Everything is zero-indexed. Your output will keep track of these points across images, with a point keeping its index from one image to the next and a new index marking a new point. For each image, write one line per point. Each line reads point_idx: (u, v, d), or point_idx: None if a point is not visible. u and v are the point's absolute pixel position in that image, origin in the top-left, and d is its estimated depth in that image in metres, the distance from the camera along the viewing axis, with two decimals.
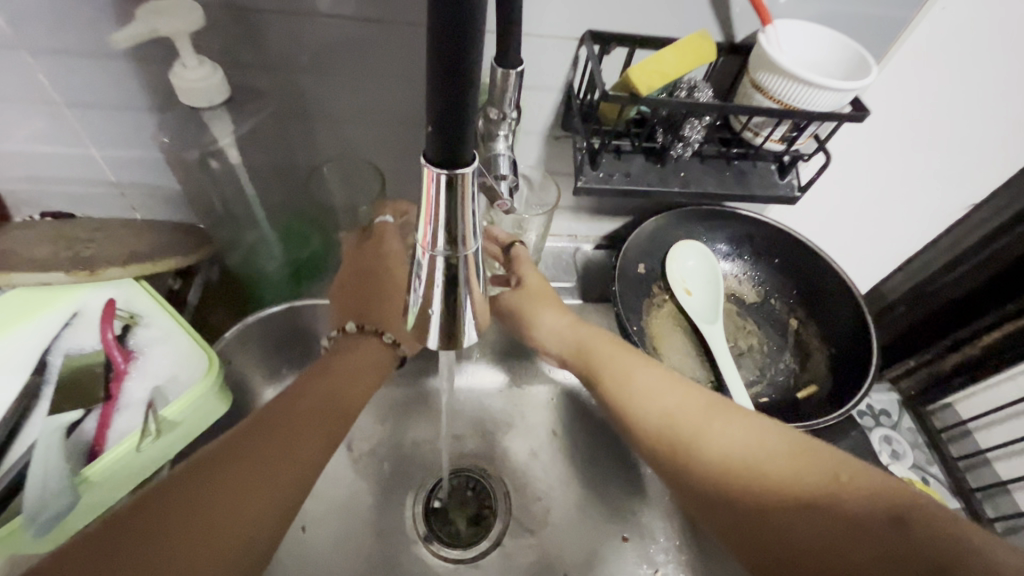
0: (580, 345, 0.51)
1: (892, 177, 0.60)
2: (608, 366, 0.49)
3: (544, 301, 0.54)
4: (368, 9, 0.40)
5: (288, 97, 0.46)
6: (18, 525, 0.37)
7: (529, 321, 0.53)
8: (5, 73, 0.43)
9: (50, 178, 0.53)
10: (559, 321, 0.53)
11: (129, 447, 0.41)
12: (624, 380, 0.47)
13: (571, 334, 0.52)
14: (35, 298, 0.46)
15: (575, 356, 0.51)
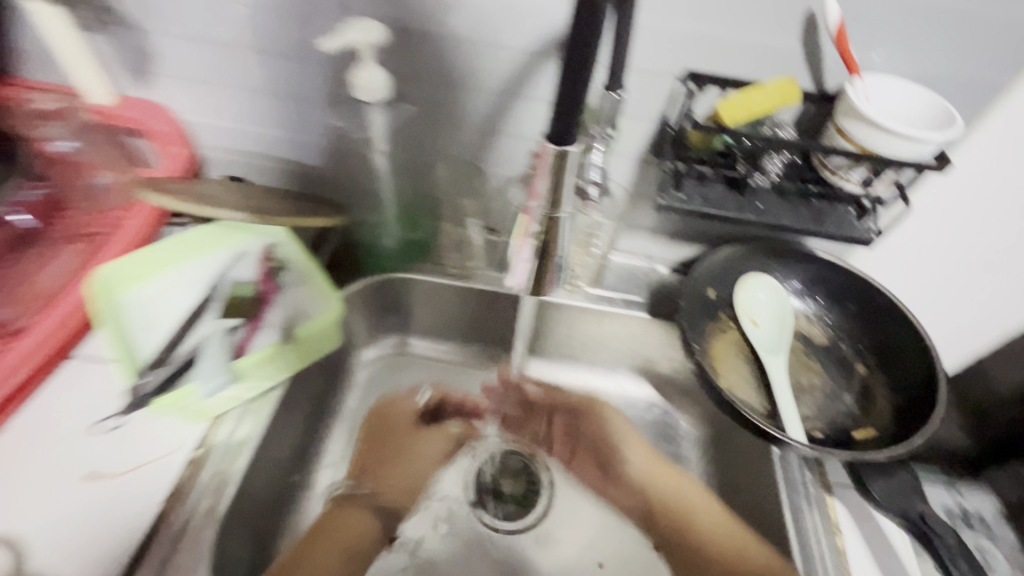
0: (670, 486, 0.61)
1: (983, 242, 0.60)
2: (688, 505, 0.59)
3: (620, 431, 0.66)
4: (504, 37, 0.50)
5: (428, 103, 0.57)
6: (190, 394, 0.51)
7: (609, 446, 0.66)
8: (234, 66, 0.58)
9: (237, 149, 0.67)
10: (638, 457, 0.65)
11: (271, 349, 0.55)
12: (712, 523, 0.57)
13: (658, 467, 0.63)
14: (210, 235, 0.55)
15: (660, 483, 0.62)
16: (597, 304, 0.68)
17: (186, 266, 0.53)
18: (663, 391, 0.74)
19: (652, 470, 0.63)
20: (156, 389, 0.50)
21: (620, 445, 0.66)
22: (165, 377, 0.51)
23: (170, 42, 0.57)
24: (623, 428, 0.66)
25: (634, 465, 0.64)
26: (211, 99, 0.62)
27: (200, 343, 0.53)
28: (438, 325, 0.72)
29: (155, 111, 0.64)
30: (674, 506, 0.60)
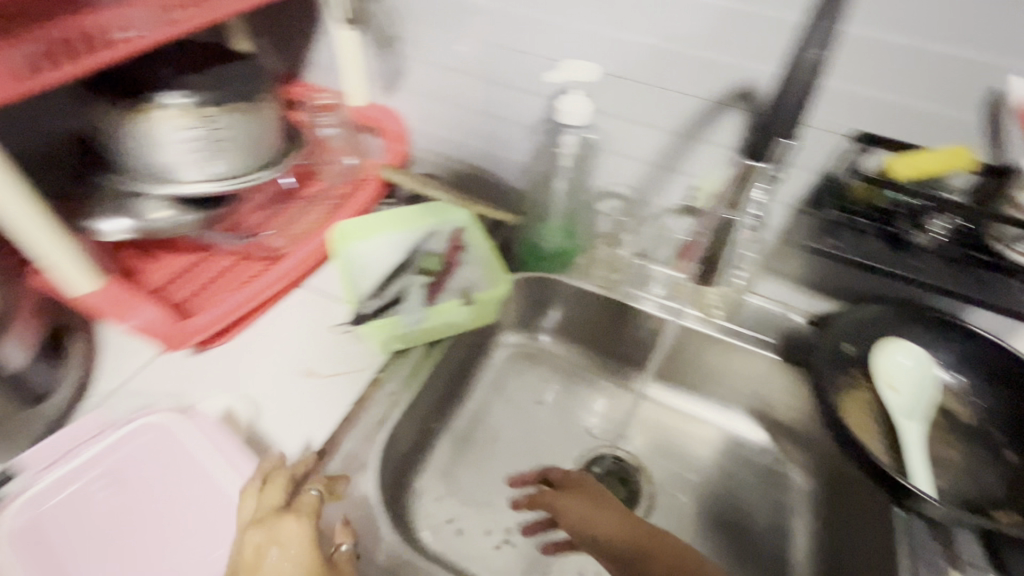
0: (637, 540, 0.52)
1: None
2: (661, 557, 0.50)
3: (605, 507, 0.56)
4: (689, 86, 0.60)
5: (610, 134, 0.68)
6: (396, 324, 0.63)
7: (587, 521, 0.56)
8: (462, 87, 0.74)
9: (443, 153, 0.84)
10: (608, 531, 0.54)
11: (455, 305, 0.65)
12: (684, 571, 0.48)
13: (626, 522, 0.54)
14: (413, 213, 0.72)
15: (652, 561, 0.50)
16: (726, 337, 0.72)
17: (388, 231, 0.70)
18: (777, 438, 0.74)
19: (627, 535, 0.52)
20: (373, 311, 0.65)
21: (595, 522, 0.55)
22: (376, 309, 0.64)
23: (421, 65, 0.75)
24: (589, 509, 0.57)
25: (626, 548, 0.52)
26: (437, 112, 0.80)
27: (404, 289, 0.66)
28: (572, 326, 0.80)
29: (391, 114, 0.82)
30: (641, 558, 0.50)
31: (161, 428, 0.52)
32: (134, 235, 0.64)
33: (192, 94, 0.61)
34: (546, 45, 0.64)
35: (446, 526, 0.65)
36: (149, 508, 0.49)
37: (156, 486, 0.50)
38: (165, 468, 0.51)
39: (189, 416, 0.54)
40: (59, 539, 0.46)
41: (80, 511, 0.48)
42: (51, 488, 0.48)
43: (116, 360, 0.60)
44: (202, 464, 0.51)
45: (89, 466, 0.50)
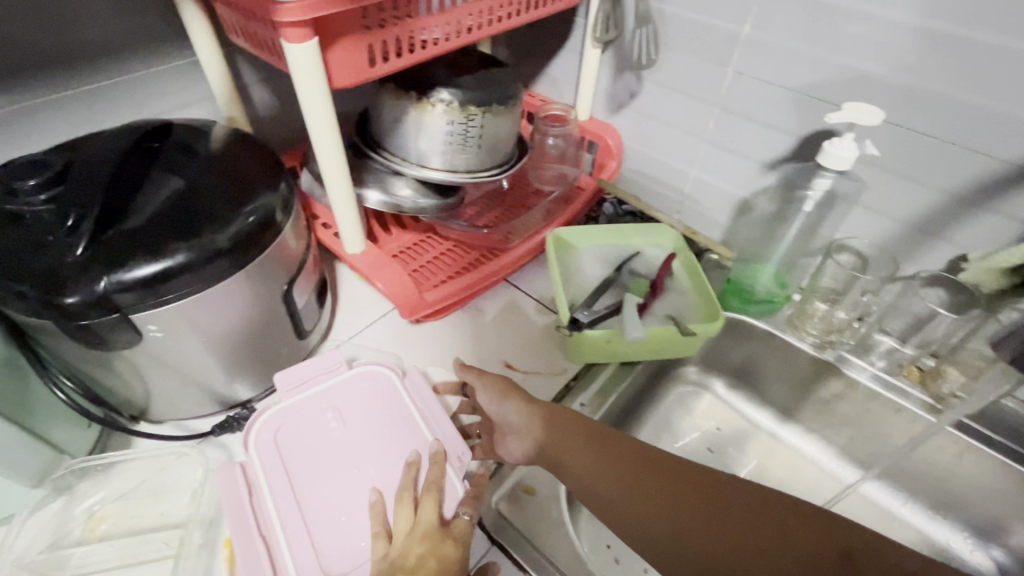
0: (556, 414, 0.52)
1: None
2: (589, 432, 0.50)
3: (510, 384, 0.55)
4: (993, 146, 0.53)
5: (862, 183, 0.62)
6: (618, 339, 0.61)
7: (499, 402, 0.54)
8: (694, 114, 0.74)
9: (651, 175, 0.84)
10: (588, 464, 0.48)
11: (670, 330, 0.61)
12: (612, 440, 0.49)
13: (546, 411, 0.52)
14: (624, 232, 0.73)
15: (552, 426, 0.51)
16: (965, 435, 0.61)
17: (597, 243, 0.73)
18: (1006, 566, 0.62)
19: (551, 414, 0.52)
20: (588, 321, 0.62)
21: (506, 398, 0.54)
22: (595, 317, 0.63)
23: (656, 88, 0.76)
24: (501, 391, 0.55)
25: (549, 428, 0.51)
26: (657, 135, 0.80)
27: (617, 304, 0.66)
28: (761, 381, 0.74)
29: (611, 131, 0.84)
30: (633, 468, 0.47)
31: (383, 378, 0.59)
32: (381, 208, 0.72)
33: (459, 92, 0.67)
34: (810, 83, 0.61)
35: (605, 550, 0.64)
36: (367, 448, 0.54)
37: (375, 431, 0.55)
38: (382, 417, 0.56)
39: (405, 376, 0.60)
40: (291, 462, 0.52)
41: (313, 435, 0.55)
42: (293, 407, 0.56)
43: (353, 316, 0.69)
44: (413, 423, 0.56)
45: (322, 397, 0.57)
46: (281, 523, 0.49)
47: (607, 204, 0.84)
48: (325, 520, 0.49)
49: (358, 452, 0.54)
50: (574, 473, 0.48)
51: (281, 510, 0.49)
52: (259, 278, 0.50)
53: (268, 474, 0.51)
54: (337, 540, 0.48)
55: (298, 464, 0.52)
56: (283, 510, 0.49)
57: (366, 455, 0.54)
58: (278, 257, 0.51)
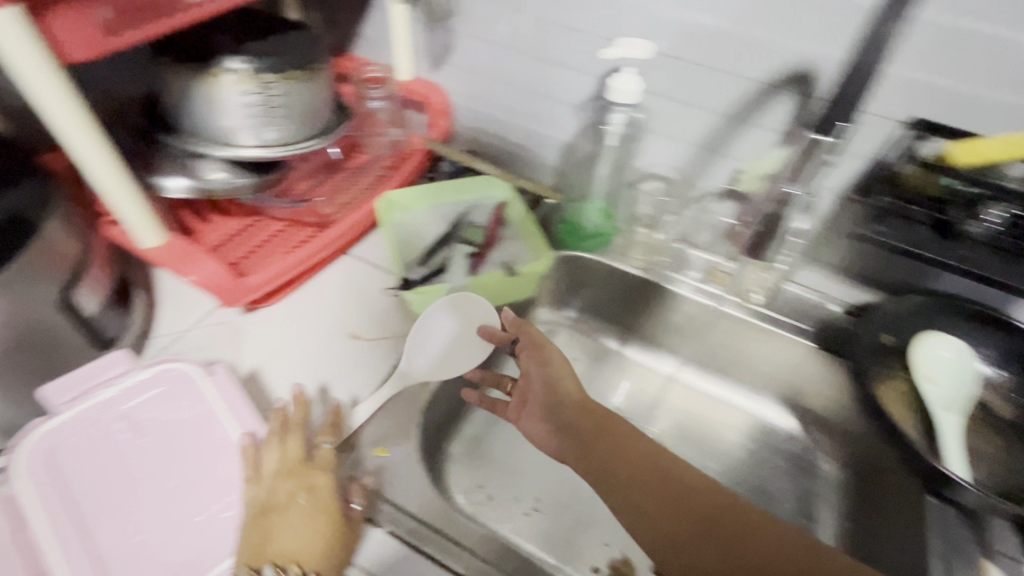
0: (602, 413, 0.54)
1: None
2: (625, 434, 0.53)
3: (565, 367, 0.58)
4: (745, 68, 0.60)
5: (657, 114, 0.68)
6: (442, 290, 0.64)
7: (550, 377, 0.57)
8: (507, 64, 0.75)
9: (484, 130, 0.85)
10: (623, 468, 0.50)
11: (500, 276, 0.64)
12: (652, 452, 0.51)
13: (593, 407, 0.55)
14: (458, 185, 0.75)
15: (590, 419, 0.54)
16: (761, 322, 0.71)
17: (429, 206, 0.73)
18: (805, 423, 0.75)
19: (596, 410, 0.55)
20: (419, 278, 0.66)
21: (561, 380, 0.57)
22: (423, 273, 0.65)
23: (468, 41, 0.76)
24: (556, 369, 0.58)
25: (589, 421, 0.54)
26: (479, 88, 0.81)
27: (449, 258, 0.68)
28: (603, 308, 0.81)
29: (436, 90, 0.84)
30: (665, 482, 0.49)
31: (182, 377, 0.53)
32: (191, 194, 0.66)
33: (252, 59, 0.62)
34: (596, 22, 0.65)
35: (477, 491, 0.68)
36: (170, 455, 0.50)
37: (176, 436, 0.51)
38: (187, 419, 0.51)
39: (210, 373, 0.54)
40: (75, 486, 0.47)
41: (101, 451, 0.49)
42: (73, 424, 0.49)
43: (176, 315, 0.64)
44: (220, 421, 0.51)
45: (110, 406, 0.51)
46: (60, 551, 0.44)
47: (444, 163, 0.81)
48: (119, 541, 0.45)
49: (158, 462, 0.49)
50: (605, 461, 0.51)
51: (59, 537, 0.44)
52: (28, 289, 0.48)
53: (44, 502, 0.45)
54: (132, 559, 0.45)
55: (83, 484, 0.47)
56: (62, 539, 0.44)
57: (170, 462, 0.49)
58: (50, 265, 0.49)
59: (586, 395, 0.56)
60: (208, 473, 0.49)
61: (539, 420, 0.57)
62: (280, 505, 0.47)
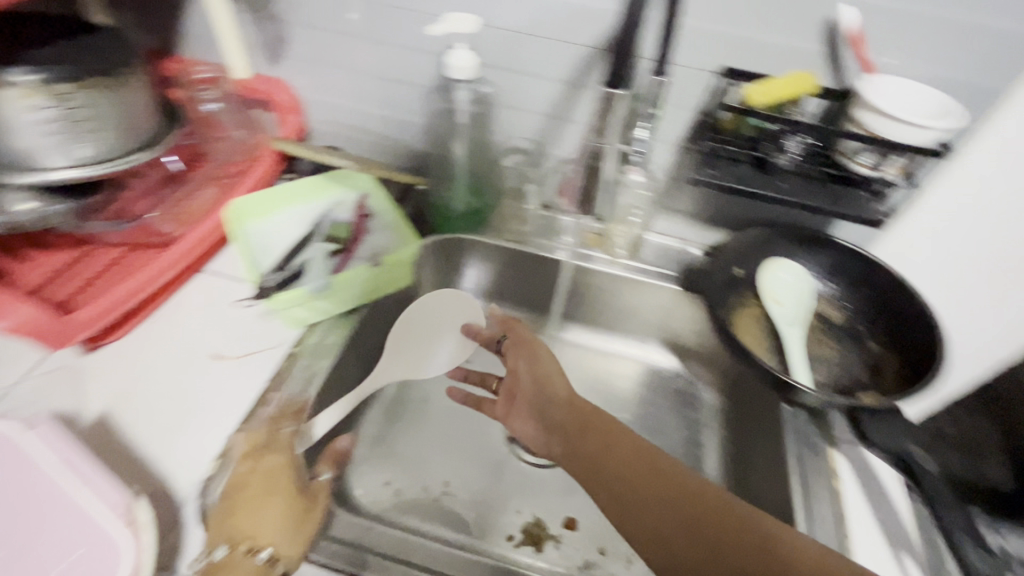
0: (593, 409, 0.54)
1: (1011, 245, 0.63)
2: (613, 430, 0.52)
3: (555, 368, 0.59)
4: (572, 35, 0.62)
5: (504, 88, 0.69)
6: (301, 293, 0.64)
7: (539, 379, 0.59)
8: (348, 52, 0.72)
9: (340, 123, 0.82)
10: (604, 454, 0.50)
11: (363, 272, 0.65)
12: (639, 444, 0.50)
13: (581, 404, 0.55)
14: (315, 184, 0.71)
15: (579, 413, 0.54)
16: (632, 275, 0.76)
17: (286, 208, 0.68)
18: (686, 360, 0.81)
19: (584, 406, 0.55)
20: (276, 284, 0.64)
21: (551, 380, 0.58)
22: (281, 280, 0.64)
23: (302, 30, 0.72)
24: (549, 369, 0.60)
25: (571, 415, 0.54)
26: (326, 80, 0.77)
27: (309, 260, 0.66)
28: (491, 284, 0.82)
29: (281, 86, 0.79)
30: (635, 471, 0.48)
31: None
32: None
33: (39, 70, 0.54)
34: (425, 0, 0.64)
35: (384, 489, 0.67)
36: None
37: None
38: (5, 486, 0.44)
39: (31, 427, 0.46)
40: None
41: None
42: None
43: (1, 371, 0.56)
44: (47, 480, 0.45)
45: None
46: None
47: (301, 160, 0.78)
48: None
49: None
50: (584, 452, 0.51)
51: None
52: None
53: None
54: None
55: None
56: None
57: None
58: None
59: (577, 394, 0.56)
60: (38, 544, 0.43)
61: (528, 419, 0.58)
62: (247, 485, 0.48)
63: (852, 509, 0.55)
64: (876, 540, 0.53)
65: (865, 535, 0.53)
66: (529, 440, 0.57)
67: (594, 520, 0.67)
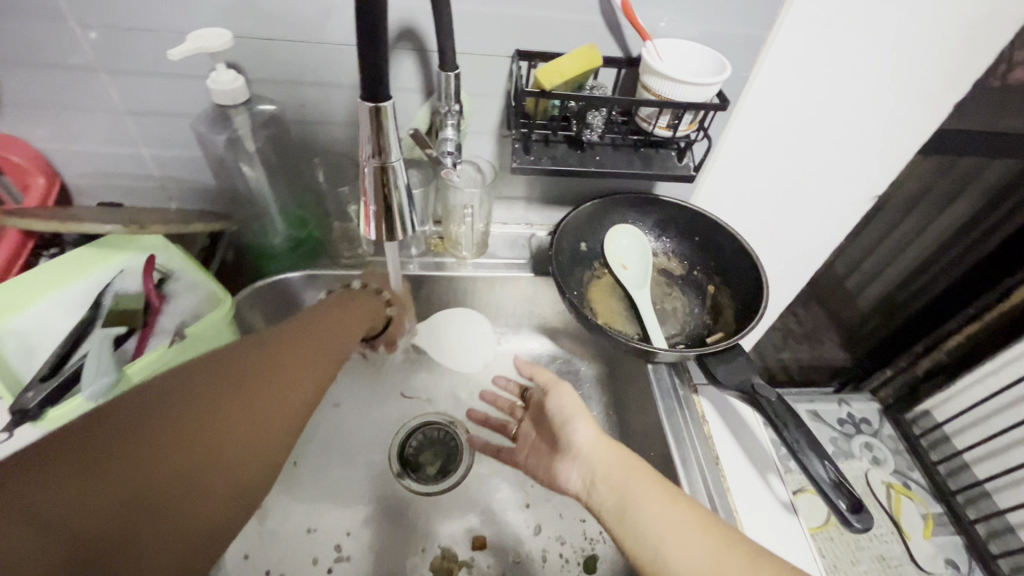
0: (628, 453, 0.55)
1: (783, 161, 0.73)
2: (638, 474, 0.52)
3: (577, 409, 0.61)
4: (352, 36, 0.56)
5: (293, 105, 0.61)
6: (78, 403, 0.49)
7: (568, 420, 0.60)
8: (84, 88, 0.59)
9: (106, 173, 0.68)
10: (615, 482, 0.53)
11: (163, 351, 0.54)
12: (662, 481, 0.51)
13: (607, 446, 0.56)
14: (89, 256, 0.59)
15: (611, 449, 0.55)
16: (485, 272, 0.74)
17: (47, 296, 0.56)
18: (558, 340, 0.81)
19: (610, 447, 0.56)
20: (39, 403, 0.48)
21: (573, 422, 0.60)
22: (48, 391, 0.49)
23: (9, 71, 0.57)
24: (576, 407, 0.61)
25: (599, 451, 0.56)
26: (67, 125, 0.63)
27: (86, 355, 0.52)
28: None
29: (8, 143, 0.63)
30: (633, 499, 0.51)
31: None
32: None
33: None
34: (163, 17, 0.53)
35: None
36: None
37: None
38: None
39: None
40: None
41: None
42: None
43: None
44: None
45: None
46: None
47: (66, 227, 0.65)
48: None
49: None
50: (595, 478, 0.55)
51: None
52: None
53: None
54: None
55: None
56: None
57: None
58: None
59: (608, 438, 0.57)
60: None
61: (545, 458, 0.63)
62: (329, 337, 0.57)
63: (721, 447, 0.60)
64: (743, 468, 0.58)
65: (734, 468, 0.58)
66: (538, 469, 0.64)
67: (501, 530, 0.65)
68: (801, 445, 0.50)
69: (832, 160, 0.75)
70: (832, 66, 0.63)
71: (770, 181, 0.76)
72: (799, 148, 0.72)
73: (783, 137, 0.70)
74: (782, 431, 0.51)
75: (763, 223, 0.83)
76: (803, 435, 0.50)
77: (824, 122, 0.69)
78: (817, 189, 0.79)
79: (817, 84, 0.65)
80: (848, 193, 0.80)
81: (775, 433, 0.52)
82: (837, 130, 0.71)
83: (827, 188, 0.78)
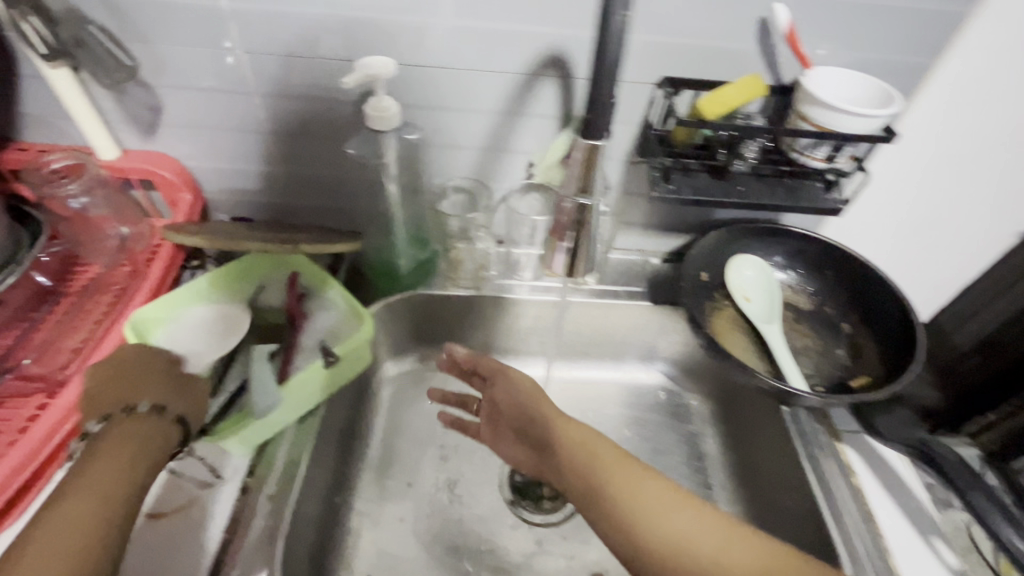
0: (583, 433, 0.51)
1: (928, 191, 0.69)
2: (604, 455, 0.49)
3: (535, 391, 0.57)
4: (499, 64, 0.56)
5: (431, 127, 0.62)
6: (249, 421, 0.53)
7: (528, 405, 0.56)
8: (239, 111, 0.62)
9: (242, 190, 0.71)
10: (579, 467, 0.50)
11: (315, 369, 0.55)
12: (623, 465, 0.48)
13: (569, 426, 0.52)
14: (231, 272, 0.61)
15: (564, 429, 0.52)
16: (603, 298, 0.73)
17: (197, 306, 0.59)
18: (668, 372, 0.78)
19: (572, 426, 0.52)
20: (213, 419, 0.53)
21: (532, 407, 0.56)
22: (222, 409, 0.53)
23: (174, 94, 0.61)
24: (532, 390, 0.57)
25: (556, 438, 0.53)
26: (217, 146, 0.66)
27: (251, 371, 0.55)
28: (452, 334, 0.75)
29: (164, 161, 0.67)
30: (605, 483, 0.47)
31: None
32: None
33: None
34: (324, 44, 0.55)
35: None
36: None
37: None
38: None
39: None
40: None
41: None
42: None
43: None
44: None
45: None
46: None
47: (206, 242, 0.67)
48: None
49: None
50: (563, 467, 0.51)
51: None
52: None
53: None
54: None
55: None
56: None
57: None
58: None
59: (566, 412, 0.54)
60: None
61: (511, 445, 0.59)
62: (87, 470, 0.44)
63: (874, 502, 0.55)
64: (901, 530, 0.54)
65: (892, 529, 0.54)
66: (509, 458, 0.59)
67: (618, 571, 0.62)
68: (994, 515, 0.46)
69: (978, 194, 0.69)
70: (1005, 92, 0.58)
71: (909, 213, 0.71)
72: (948, 180, 0.67)
73: (932, 165, 0.66)
74: (968, 496, 0.47)
75: (894, 255, 0.78)
76: (995, 503, 0.46)
77: (983, 150, 0.64)
78: (962, 222, 0.73)
79: (982, 112, 0.60)
80: (995, 227, 0.74)
81: (957, 496, 0.48)
82: (991, 162, 0.65)
83: (969, 222, 0.73)
